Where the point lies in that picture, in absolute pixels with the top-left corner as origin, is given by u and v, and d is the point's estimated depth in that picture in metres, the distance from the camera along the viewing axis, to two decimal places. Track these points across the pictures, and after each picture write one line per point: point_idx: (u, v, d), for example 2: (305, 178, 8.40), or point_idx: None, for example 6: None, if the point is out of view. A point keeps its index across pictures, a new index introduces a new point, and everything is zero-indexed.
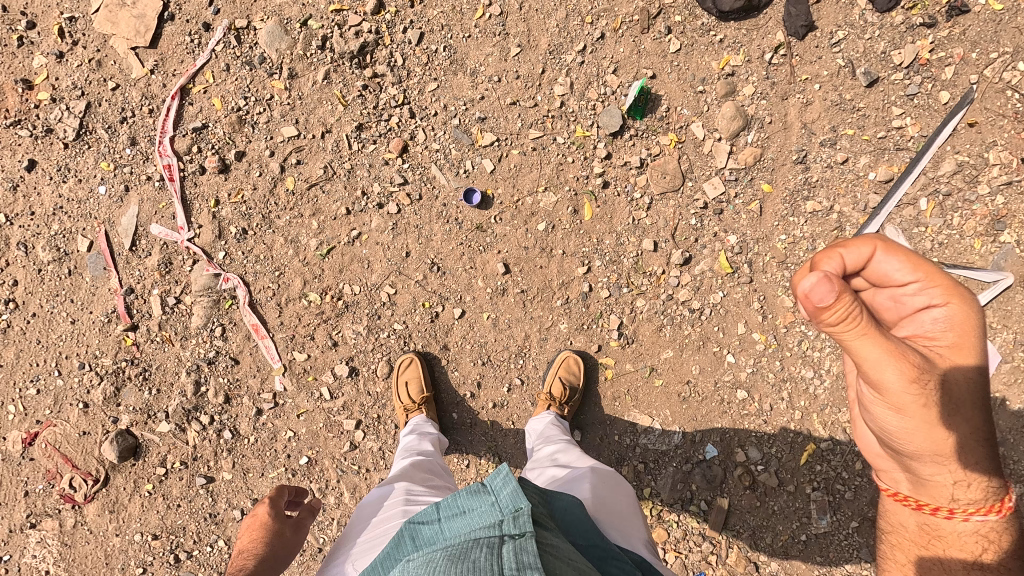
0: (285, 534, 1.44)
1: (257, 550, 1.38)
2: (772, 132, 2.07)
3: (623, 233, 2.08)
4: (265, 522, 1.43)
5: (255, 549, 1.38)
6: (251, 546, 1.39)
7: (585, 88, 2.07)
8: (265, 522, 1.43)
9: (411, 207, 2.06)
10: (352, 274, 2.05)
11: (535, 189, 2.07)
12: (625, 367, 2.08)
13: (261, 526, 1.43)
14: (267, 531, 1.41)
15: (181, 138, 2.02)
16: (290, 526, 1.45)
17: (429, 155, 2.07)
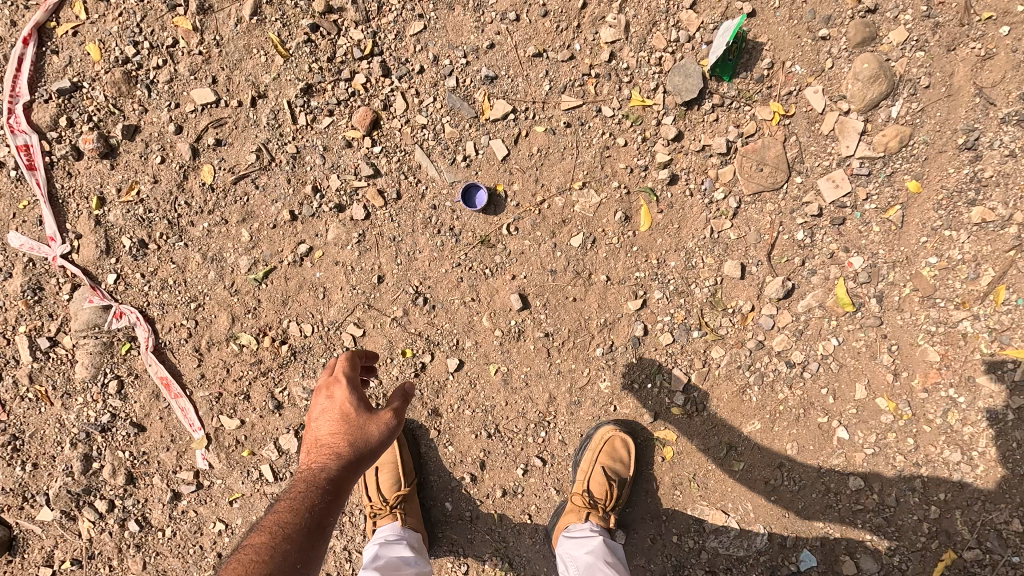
0: (370, 429, 0.99)
1: (336, 450, 0.97)
2: (928, 102, 1.36)
3: (696, 252, 1.42)
4: (346, 408, 1.00)
5: (334, 449, 0.97)
6: (331, 439, 0.98)
7: (646, 33, 1.38)
8: (344, 407, 1.00)
9: (385, 210, 1.41)
10: (301, 307, 1.42)
11: (568, 185, 1.41)
12: (691, 444, 1.45)
13: (338, 412, 1.00)
14: (350, 424, 0.99)
15: (41, 106, 1.38)
16: (376, 421, 1.00)
17: (412, 133, 1.40)
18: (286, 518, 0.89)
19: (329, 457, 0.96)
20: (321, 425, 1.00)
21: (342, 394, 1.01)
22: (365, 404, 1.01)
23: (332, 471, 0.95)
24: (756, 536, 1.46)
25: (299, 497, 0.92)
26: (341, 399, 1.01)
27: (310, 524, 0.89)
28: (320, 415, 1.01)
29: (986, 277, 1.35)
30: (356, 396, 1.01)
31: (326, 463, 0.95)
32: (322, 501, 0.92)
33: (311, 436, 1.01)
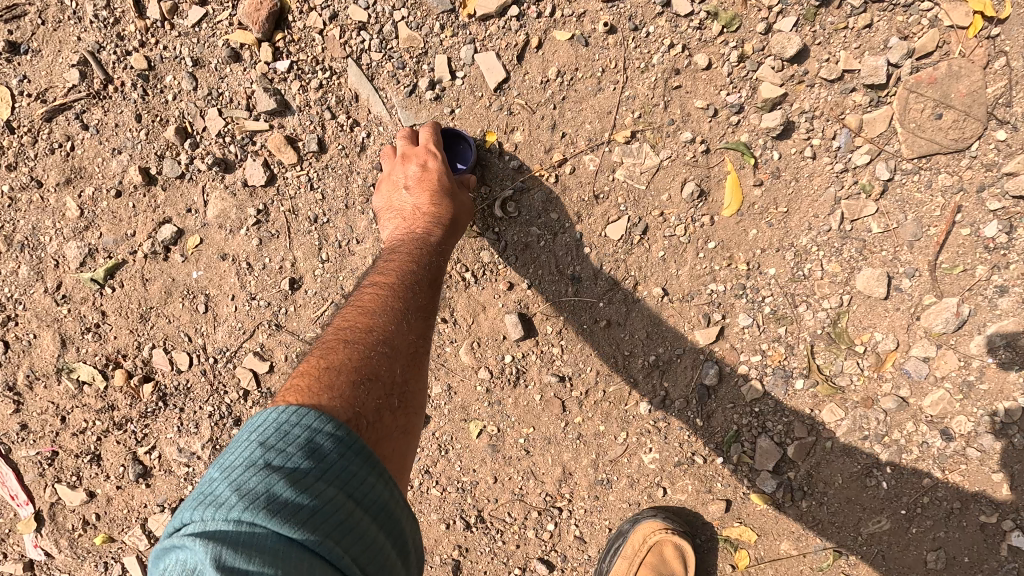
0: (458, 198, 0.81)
1: (428, 221, 0.76)
2: None
3: (813, 251, 0.86)
4: (431, 178, 0.78)
5: (427, 220, 0.76)
6: (425, 208, 0.77)
7: None
8: (437, 177, 0.78)
9: (301, 170, 0.85)
10: (171, 324, 0.89)
11: (605, 135, 0.84)
12: (779, 548, 0.94)
13: (423, 182, 0.77)
14: (444, 199, 0.77)
15: None
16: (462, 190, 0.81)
17: (343, 39, 0.82)
18: (399, 283, 0.68)
19: (422, 229, 0.75)
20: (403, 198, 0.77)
21: (425, 166, 0.79)
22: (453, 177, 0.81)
23: (434, 238, 0.75)
24: None
25: (406, 265, 0.71)
26: (432, 168, 0.79)
27: (425, 282, 0.70)
28: (399, 190, 0.79)
29: None
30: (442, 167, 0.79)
31: (422, 232, 0.75)
32: (433, 264, 0.73)
33: (394, 207, 0.79)
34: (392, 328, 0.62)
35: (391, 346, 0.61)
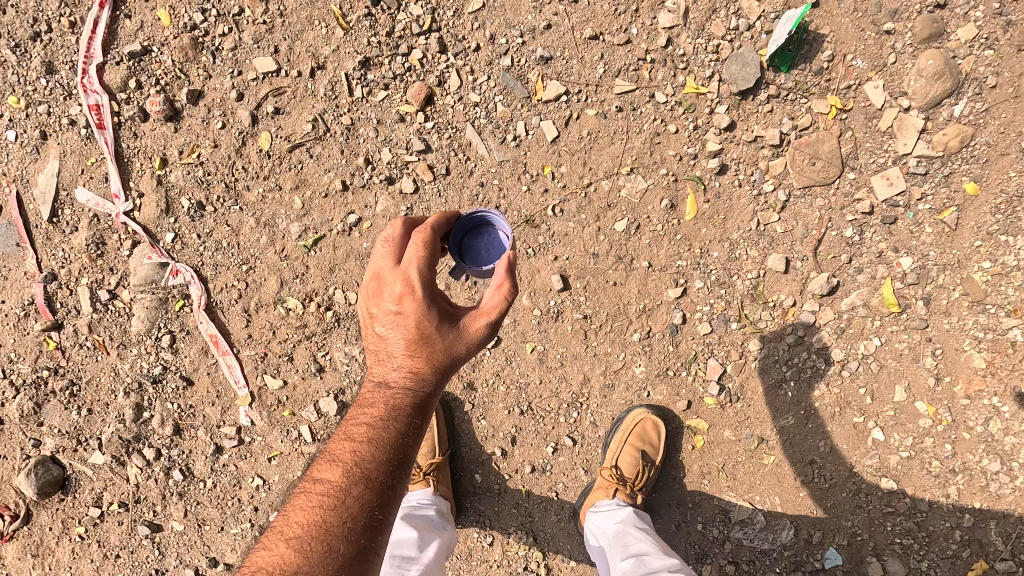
0: (461, 342, 0.93)
1: (409, 376, 0.94)
2: (994, 103, 1.30)
3: (741, 243, 1.42)
4: (417, 318, 0.92)
5: (405, 373, 0.94)
6: (405, 359, 0.94)
7: (706, 20, 1.36)
8: (417, 323, 0.92)
9: (434, 185, 1.43)
10: (347, 276, 1.45)
11: (616, 170, 1.42)
12: (723, 434, 1.46)
13: (405, 320, 0.93)
14: (421, 350, 0.92)
15: (113, 68, 1.42)
16: (468, 325, 0.93)
17: (465, 111, 1.42)
18: (367, 444, 0.92)
19: (402, 381, 0.95)
20: (380, 324, 0.94)
21: (409, 301, 0.92)
22: (435, 311, 0.92)
23: (407, 402, 0.94)
24: (781, 529, 1.47)
25: (376, 418, 0.93)
26: (408, 313, 0.92)
27: (391, 452, 0.91)
28: (388, 325, 0.95)
29: None
30: (433, 312, 0.92)
31: (401, 387, 0.95)
32: (407, 419, 0.93)
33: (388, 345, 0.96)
34: (352, 496, 0.88)
35: (347, 519, 0.86)
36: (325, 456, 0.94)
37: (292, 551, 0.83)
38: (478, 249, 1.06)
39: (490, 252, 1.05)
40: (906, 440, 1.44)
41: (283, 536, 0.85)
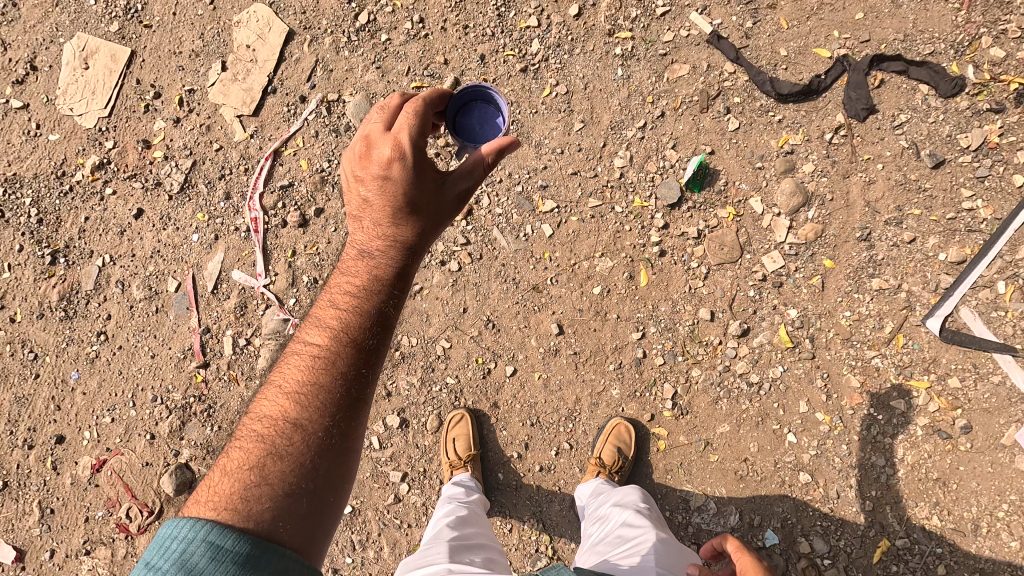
0: (443, 197, 1.34)
1: (396, 233, 1.31)
2: (834, 209, 2.07)
3: (680, 301, 2.08)
4: (404, 178, 1.29)
5: (393, 231, 1.31)
6: (391, 228, 1.31)
7: (644, 162, 2.15)
8: (404, 187, 1.29)
9: (471, 265, 2.17)
10: (411, 326, 2.16)
11: (592, 254, 2.13)
12: (678, 439, 2.04)
13: (394, 183, 1.29)
14: (406, 216, 1.31)
15: (269, 195, 2.23)
16: (450, 185, 1.34)
17: (492, 218, 2.19)
18: (359, 291, 1.26)
19: (390, 239, 1.31)
20: (375, 188, 1.31)
21: (398, 168, 1.29)
22: (414, 179, 1.29)
23: (393, 258, 1.31)
24: (729, 513, 1.99)
25: (368, 273, 1.29)
26: (394, 179, 1.29)
27: (377, 298, 1.25)
28: (377, 195, 1.30)
29: (888, 326, 2.02)
30: (416, 181, 1.30)
31: (388, 246, 1.31)
32: (390, 275, 1.29)
33: (377, 214, 1.32)
34: (346, 329, 1.20)
35: (341, 352, 1.17)
36: (320, 313, 1.25)
37: (291, 396, 1.13)
38: (472, 122, 1.58)
39: (481, 122, 1.58)
40: (814, 443, 2.00)
41: (283, 385, 1.15)
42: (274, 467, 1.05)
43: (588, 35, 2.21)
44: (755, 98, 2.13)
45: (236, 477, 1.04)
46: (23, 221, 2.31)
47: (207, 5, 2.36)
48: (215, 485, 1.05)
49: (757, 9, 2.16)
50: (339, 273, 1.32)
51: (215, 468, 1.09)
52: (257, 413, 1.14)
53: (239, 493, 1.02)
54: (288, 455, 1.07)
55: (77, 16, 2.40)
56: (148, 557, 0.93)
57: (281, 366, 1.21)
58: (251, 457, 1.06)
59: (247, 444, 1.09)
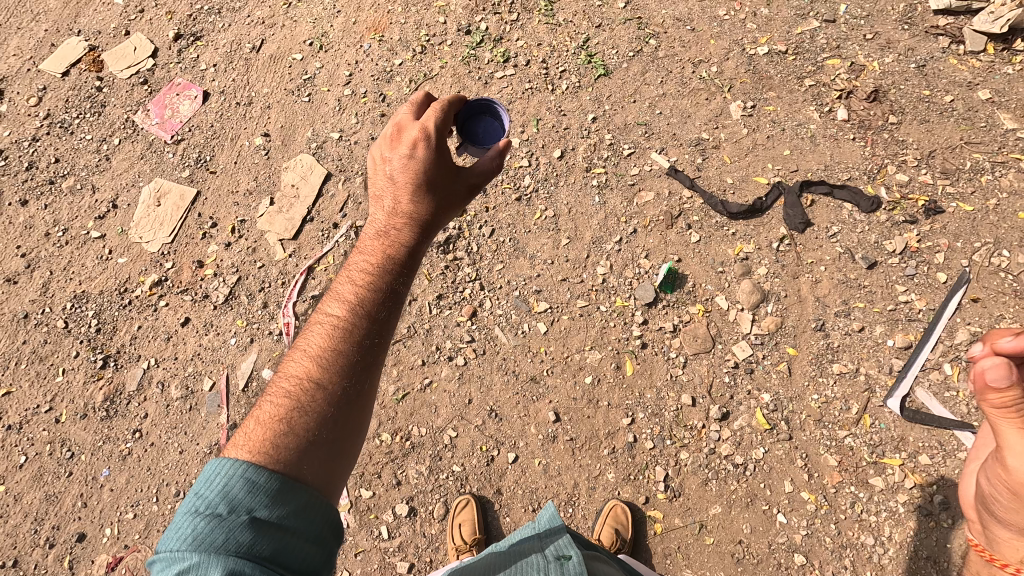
0: (457, 187, 1.55)
1: (414, 211, 1.47)
2: (789, 304, 2.40)
3: (663, 388, 2.33)
4: (427, 170, 1.52)
5: (412, 210, 1.48)
6: (409, 207, 1.48)
7: (623, 269, 2.52)
8: (424, 167, 1.52)
9: (476, 360, 2.45)
10: (421, 417, 2.39)
11: (583, 347, 2.42)
12: (673, 522, 2.16)
13: (417, 174, 1.51)
14: (425, 195, 1.50)
15: (301, 303, 2.58)
16: (463, 177, 1.56)
17: (494, 319, 2.52)
18: (378, 264, 1.38)
19: (408, 217, 1.46)
20: (400, 177, 1.52)
21: (422, 161, 1.52)
22: (433, 163, 1.53)
23: (410, 233, 1.44)
24: None
25: (387, 246, 1.41)
26: (417, 160, 1.52)
27: (395, 270, 1.38)
28: (401, 175, 1.52)
29: (854, 407, 2.23)
30: (435, 163, 1.53)
31: (406, 222, 1.45)
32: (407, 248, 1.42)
33: (399, 194, 1.50)
34: (367, 296, 1.30)
35: (361, 320, 1.26)
36: (341, 283, 1.36)
37: (315, 357, 1.22)
38: (474, 142, 1.91)
39: (483, 140, 1.91)
40: (804, 523, 2.10)
41: (308, 348, 1.24)
42: (300, 419, 1.13)
43: (570, 171, 2.72)
44: (710, 216, 2.58)
45: (266, 427, 1.12)
46: (83, 331, 2.64)
47: (262, 156, 2.93)
48: (246, 434, 1.13)
49: (704, 149, 2.70)
50: (358, 252, 1.43)
51: (246, 423, 1.17)
52: (284, 373, 1.23)
53: (270, 441, 1.10)
54: (312, 409, 1.15)
55: (158, 166, 2.98)
56: (198, 486, 1.05)
57: (305, 334, 1.29)
58: (278, 410, 1.14)
59: (275, 399, 1.18)
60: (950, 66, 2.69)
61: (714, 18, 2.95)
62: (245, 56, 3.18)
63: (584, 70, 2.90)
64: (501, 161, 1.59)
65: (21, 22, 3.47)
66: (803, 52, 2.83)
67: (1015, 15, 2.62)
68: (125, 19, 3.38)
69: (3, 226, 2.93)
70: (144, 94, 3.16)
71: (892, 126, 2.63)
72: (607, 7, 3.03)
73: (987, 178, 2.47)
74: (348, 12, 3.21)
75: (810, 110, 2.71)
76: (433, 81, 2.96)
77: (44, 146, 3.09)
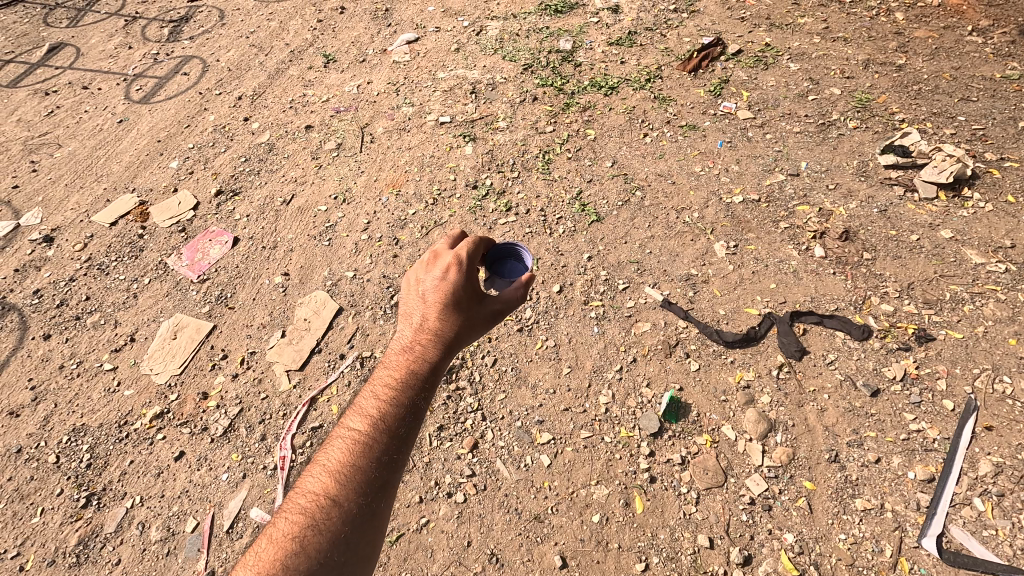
0: (483, 311, 1.66)
1: (440, 330, 1.58)
2: (798, 433, 2.35)
3: (677, 527, 2.17)
4: (455, 293, 1.63)
5: (439, 329, 1.58)
6: (434, 327, 1.58)
7: (625, 398, 2.52)
8: (453, 289, 1.64)
9: (476, 496, 2.34)
10: (416, 562, 2.20)
11: (588, 482, 2.32)
12: None
13: (447, 295, 1.63)
14: (451, 317, 1.61)
15: (300, 435, 2.54)
16: (489, 301, 1.67)
17: (495, 450, 2.46)
18: (400, 379, 1.46)
19: (434, 336, 1.57)
20: (431, 297, 1.64)
21: (453, 284, 1.64)
22: (460, 287, 1.65)
23: (434, 351, 1.54)
24: None
25: (412, 362, 1.51)
26: (446, 285, 1.64)
27: (418, 387, 1.46)
28: (429, 297, 1.64)
29: (887, 549, 2.04)
30: (463, 288, 1.65)
31: (432, 341, 1.55)
32: (429, 367, 1.51)
33: (426, 312, 1.62)
34: (389, 413, 1.39)
35: (381, 435, 1.35)
36: (365, 396, 1.45)
37: (333, 474, 1.30)
38: (502, 270, 2.09)
39: (510, 270, 2.09)
40: None
41: (327, 463, 1.33)
42: (314, 538, 1.21)
43: (569, 304, 2.87)
44: (707, 344, 2.65)
45: (279, 546, 1.19)
46: (73, 466, 2.57)
47: (280, 293, 3.13)
48: (259, 553, 1.20)
49: (694, 283, 2.87)
50: (383, 366, 1.53)
51: (259, 539, 1.24)
52: (302, 488, 1.31)
53: (281, 560, 1.17)
54: (326, 529, 1.23)
55: (180, 302, 3.17)
56: None
57: (327, 447, 1.39)
58: (294, 528, 1.22)
59: (291, 517, 1.25)
60: (909, 210, 2.99)
61: (692, 173, 3.35)
62: (276, 208, 3.58)
63: (579, 216, 3.22)
64: (525, 291, 1.72)
65: (85, 183, 3.96)
66: (774, 199, 3.16)
67: (957, 168, 2.97)
68: (176, 180, 3.87)
69: (20, 359, 3.02)
70: (180, 240, 3.49)
71: (867, 262, 2.82)
72: (596, 166, 3.47)
73: (970, 308, 2.58)
74: (371, 172, 3.68)
75: (788, 249, 2.94)
76: (443, 227, 3.28)
77: (79, 285, 3.33)
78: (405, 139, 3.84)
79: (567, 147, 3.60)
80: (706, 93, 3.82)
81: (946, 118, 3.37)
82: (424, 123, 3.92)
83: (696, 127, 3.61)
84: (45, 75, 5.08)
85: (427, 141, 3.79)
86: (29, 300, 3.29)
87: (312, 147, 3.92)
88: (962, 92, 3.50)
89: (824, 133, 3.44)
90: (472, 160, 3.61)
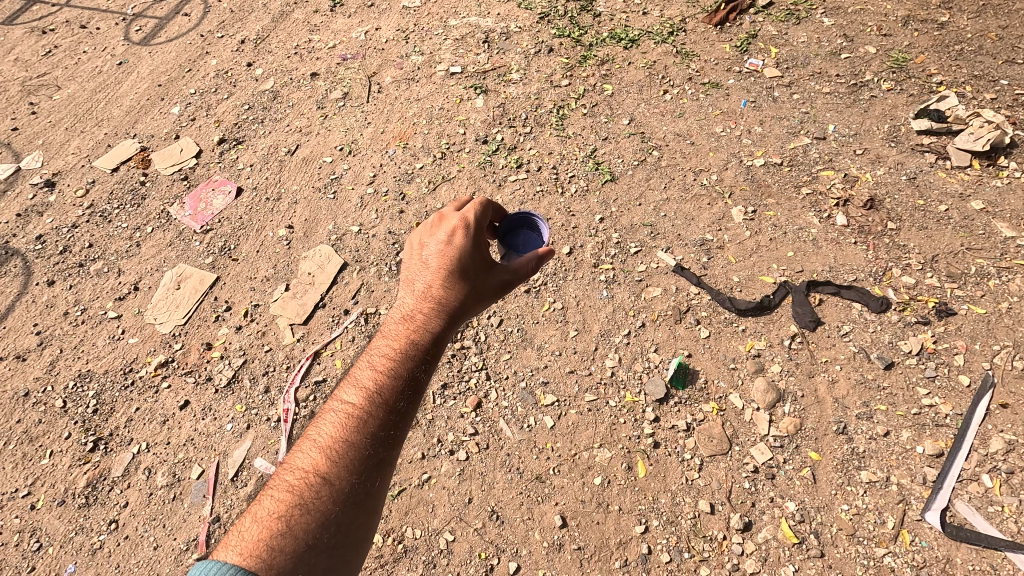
0: (490, 280, 1.60)
1: (444, 299, 1.52)
2: (806, 404, 2.31)
3: (678, 492, 2.17)
4: (461, 259, 1.57)
5: (442, 298, 1.52)
6: (437, 296, 1.53)
7: (632, 362, 2.49)
8: (458, 255, 1.57)
9: (478, 455, 2.34)
10: (417, 517, 2.22)
11: (591, 445, 2.31)
12: None
13: (452, 262, 1.56)
14: (456, 286, 1.54)
15: (303, 388, 2.54)
16: (497, 271, 1.61)
17: (499, 410, 2.44)
18: (400, 350, 1.42)
19: (438, 305, 1.51)
20: (434, 262, 1.57)
21: (458, 250, 1.58)
22: (465, 254, 1.58)
23: (436, 323, 1.49)
24: None
25: (412, 333, 1.46)
26: (452, 251, 1.57)
27: (418, 358, 1.42)
28: (433, 262, 1.58)
29: (890, 521, 2.03)
30: (470, 255, 1.58)
31: (434, 311, 1.50)
32: (429, 340, 1.46)
33: (430, 279, 1.55)
34: (386, 386, 1.35)
35: (377, 410, 1.32)
36: (361, 368, 1.42)
37: (325, 450, 1.27)
38: (514, 240, 2.02)
39: (522, 240, 2.01)
40: None
41: (318, 439, 1.30)
42: (301, 518, 1.18)
43: (578, 266, 2.80)
44: (718, 312, 2.59)
45: (265, 525, 1.16)
46: (79, 412, 2.59)
47: (284, 246, 3.07)
48: (242, 532, 1.16)
49: (708, 249, 2.78)
50: (382, 336, 1.48)
51: (242, 518, 1.20)
52: (291, 464, 1.28)
53: (266, 541, 1.13)
54: (314, 508, 1.20)
55: (183, 253, 3.12)
56: None
57: (318, 423, 1.35)
58: (280, 507, 1.19)
59: (277, 495, 1.22)
60: (939, 179, 2.84)
61: (712, 134, 3.20)
62: (280, 158, 3.47)
63: (592, 175, 3.11)
64: (536, 263, 1.65)
65: (86, 127, 3.86)
66: (797, 164, 3.02)
67: (994, 135, 2.81)
68: (178, 126, 3.76)
69: (25, 305, 3.01)
70: (182, 189, 3.41)
71: (891, 232, 2.71)
72: (612, 124, 3.32)
73: (995, 283, 2.49)
74: (377, 124, 3.54)
75: (809, 216, 2.83)
76: (451, 183, 3.18)
77: (82, 232, 3.28)
78: (413, 90, 3.68)
79: (582, 102, 3.44)
80: (731, 48, 3.60)
81: (987, 81, 3.16)
82: (433, 73, 3.75)
83: (719, 85, 3.42)
84: (41, 13, 4.89)
85: (436, 93, 3.63)
86: (32, 247, 3.26)
87: (317, 96, 3.77)
88: (1007, 53, 3.27)
89: (855, 94, 3.26)
90: (482, 113, 3.46)
